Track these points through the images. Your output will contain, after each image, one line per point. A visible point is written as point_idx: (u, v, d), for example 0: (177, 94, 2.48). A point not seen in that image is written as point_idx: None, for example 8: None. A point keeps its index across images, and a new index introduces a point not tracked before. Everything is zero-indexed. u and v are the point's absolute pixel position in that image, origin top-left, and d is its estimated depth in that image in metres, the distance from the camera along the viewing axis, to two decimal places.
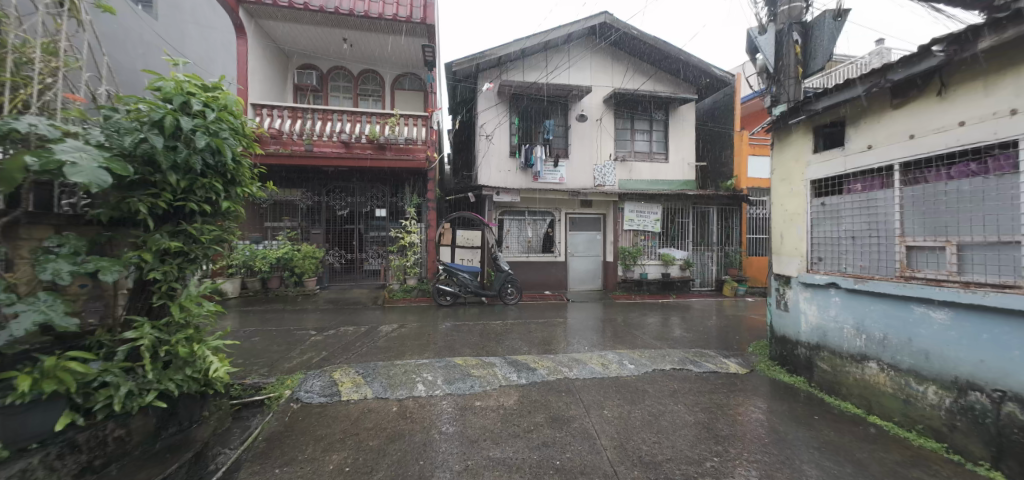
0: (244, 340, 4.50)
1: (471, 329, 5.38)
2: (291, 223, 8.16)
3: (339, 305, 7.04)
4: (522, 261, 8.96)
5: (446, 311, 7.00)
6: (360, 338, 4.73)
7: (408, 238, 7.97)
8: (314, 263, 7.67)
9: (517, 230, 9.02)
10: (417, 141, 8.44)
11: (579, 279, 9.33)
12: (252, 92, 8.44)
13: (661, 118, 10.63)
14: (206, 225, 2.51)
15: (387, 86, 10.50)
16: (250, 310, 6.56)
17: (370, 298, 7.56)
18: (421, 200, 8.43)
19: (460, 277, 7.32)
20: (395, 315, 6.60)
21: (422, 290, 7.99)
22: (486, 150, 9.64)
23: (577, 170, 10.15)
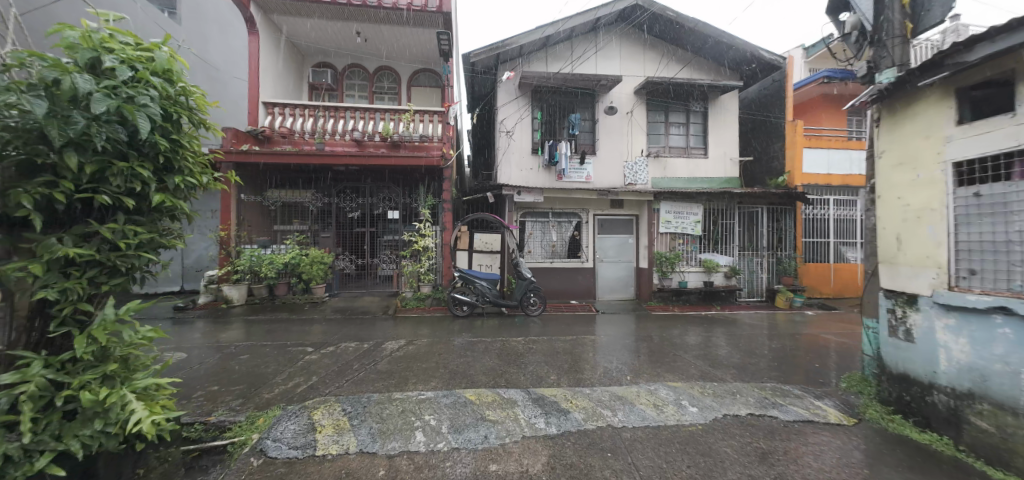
0: (229, 360, 3.94)
1: (487, 348, 4.63)
2: (301, 227, 7.77)
3: (347, 315, 6.48)
4: (546, 267, 8.16)
5: (462, 323, 6.29)
6: (358, 358, 4.07)
7: (422, 243, 7.25)
8: (322, 270, 7.01)
9: (540, 234, 8.23)
10: (433, 138, 8.09)
11: (609, 287, 8.41)
12: (264, 91, 8.10)
13: (700, 109, 9.59)
14: (134, 225, 1.88)
15: (403, 82, 10.00)
16: (254, 320, 6.08)
17: (380, 307, 6.96)
18: (436, 201, 7.75)
19: (477, 286, 6.64)
20: (405, 326, 5.96)
21: (436, 298, 7.33)
22: (507, 147, 8.94)
23: (606, 167, 9.23)
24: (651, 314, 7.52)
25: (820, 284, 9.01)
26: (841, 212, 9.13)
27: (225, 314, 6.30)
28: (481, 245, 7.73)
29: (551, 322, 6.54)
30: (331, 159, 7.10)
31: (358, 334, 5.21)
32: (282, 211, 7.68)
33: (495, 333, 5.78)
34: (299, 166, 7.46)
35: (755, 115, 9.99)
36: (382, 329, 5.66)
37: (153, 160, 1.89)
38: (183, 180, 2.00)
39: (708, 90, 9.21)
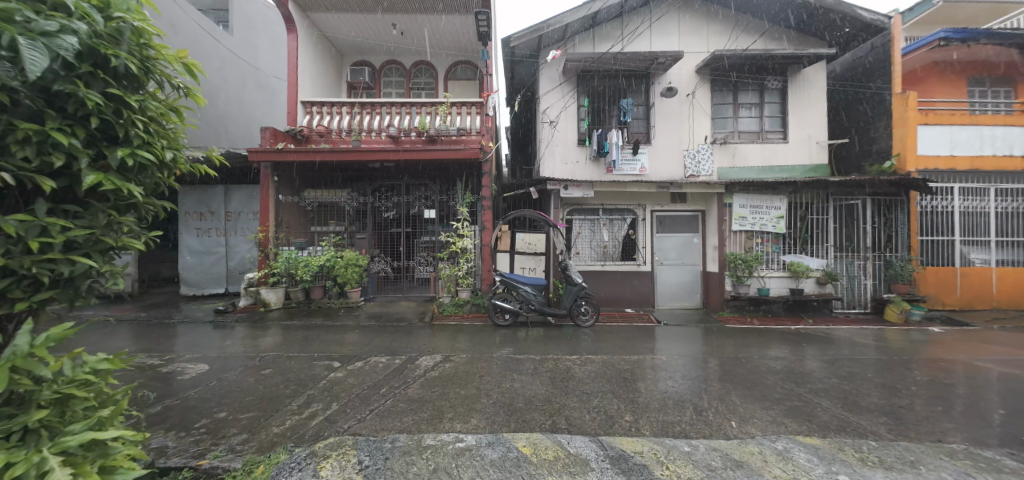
0: (249, 376, 3.50)
1: (535, 367, 3.85)
2: (337, 228, 7.47)
3: (383, 321, 6.02)
4: (596, 271, 7.24)
5: (504, 335, 5.60)
6: (386, 377, 3.48)
7: (460, 245, 6.61)
8: (357, 272, 6.65)
9: (590, 233, 7.33)
10: (471, 131, 7.50)
11: (669, 294, 7.32)
12: (303, 91, 7.96)
13: (777, 86, 8.19)
14: (61, 219, 1.32)
15: (440, 76, 9.56)
16: (289, 326, 5.79)
17: (416, 313, 6.43)
18: (475, 199, 7.10)
19: (520, 292, 5.91)
20: (442, 336, 5.36)
21: (476, 305, 6.72)
22: (551, 138, 8.08)
23: (663, 157, 8.09)
24: (725, 327, 6.34)
25: (943, 292, 7.28)
26: (968, 203, 7.35)
27: (262, 318, 6.09)
28: (524, 247, 7.00)
29: (606, 335, 5.65)
30: (365, 155, 6.66)
31: (390, 345, 4.67)
32: (318, 212, 7.39)
33: (542, 347, 5.00)
34: (333, 164, 7.09)
35: (847, 89, 8.35)
36: (416, 339, 5.09)
37: (88, 124, 1.34)
38: (137, 155, 1.43)
39: (789, 62, 7.81)
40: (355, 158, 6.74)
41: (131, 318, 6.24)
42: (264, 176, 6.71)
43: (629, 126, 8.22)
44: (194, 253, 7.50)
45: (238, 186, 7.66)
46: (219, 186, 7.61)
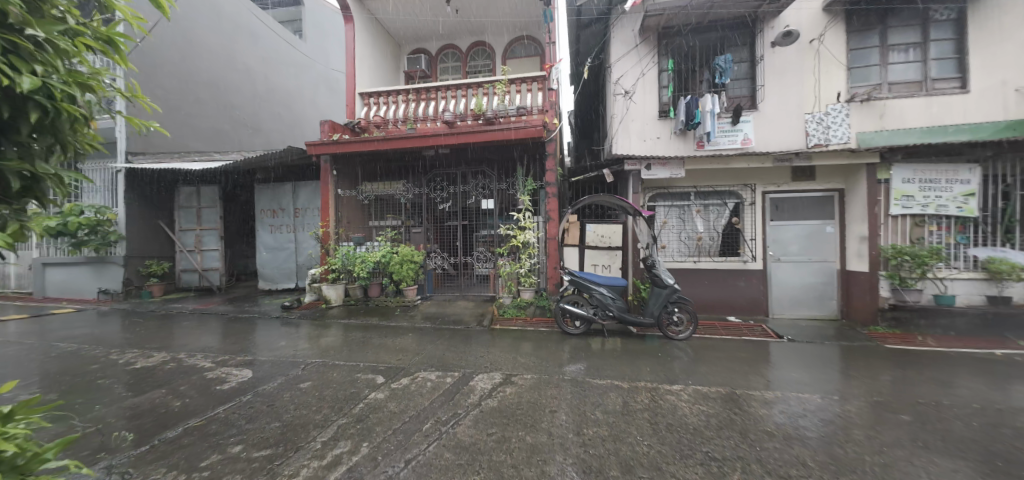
0: (287, 389, 3.06)
1: (624, 401, 2.85)
2: (394, 222, 7.02)
3: (438, 324, 5.45)
4: (687, 269, 5.90)
5: (575, 346, 4.65)
6: (433, 406, 2.77)
7: (522, 238, 5.79)
8: (413, 270, 6.18)
9: (679, 223, 5.99)
10: (532, 110, 6.61)
11: (789, 299, 5.72)
12: (361, 83, 7.77)
13: (953, 14, 5.91)
14: None
15: (498, 56, 8.79)
16: (345, 325, 5.52)
17: (474, 315, 5.77)
18: (537, 186, 6.19)
19: (593, 294, 4.92)
20: (502, 345, 4.59)
21: (540, 307, 5.85)
22: (625, 112, 6.73)
23: (775, 124, 6.32)
24: (881, 347, 4.62)
25: None
26: None
27: (322, 316, 5.92)
28: (596, 240, 5.95)
29: (709, 352, 4.38)
30: (418, 142, 6.14)
31: (442, 355, 4.03)
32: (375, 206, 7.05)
33: (624, 364, 3.96)
34: (387, 155, 6.70)
35: None
36: (472, 348, 4.39)
37: None
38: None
39: None
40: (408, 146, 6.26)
41: (212, 311, 6.56)
42: (325, 170, 6.60)
43: (727, 88, 6.61)
44: (269, 249, 7.75)
45: (304, 182, 7.70)
46: (287, 184, 7.72)
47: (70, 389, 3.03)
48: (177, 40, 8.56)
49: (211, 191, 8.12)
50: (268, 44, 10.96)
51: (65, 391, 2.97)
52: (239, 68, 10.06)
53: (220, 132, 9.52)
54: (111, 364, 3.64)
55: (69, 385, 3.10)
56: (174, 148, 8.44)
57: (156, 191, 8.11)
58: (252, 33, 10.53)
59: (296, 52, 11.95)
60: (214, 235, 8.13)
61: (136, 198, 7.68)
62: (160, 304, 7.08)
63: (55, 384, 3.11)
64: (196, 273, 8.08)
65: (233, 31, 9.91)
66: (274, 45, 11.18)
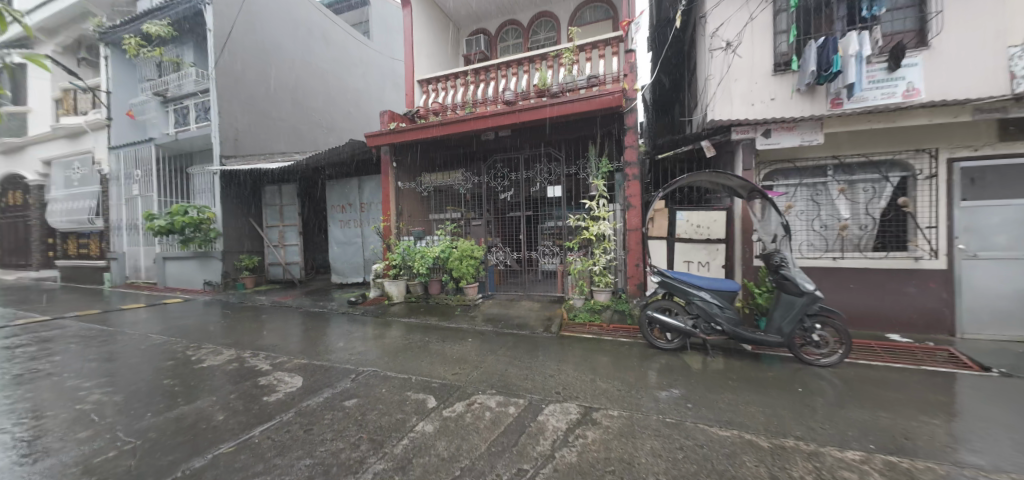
0: (329, 408, 2.67)
1: (772, 475, 1.88)
2: (454, 214, 6.57)
3: (500, 327, 4.85)
4: (823, 268, 4.50)
5: (668, 364, 3.67)
6: (491, 453, 2.11)
7: (596, 230, 4.91)
8: (473, 266, 5.66)
9: (808, 207, 4.62)
10: (605, 78, 5.59)
11: (991, 312, 4.05)
12: (420, 69, 7.44)
13: None
14: None
15: (564, 27, 7.82)
16: (405, 324, 5.22)
17: (541, 318, 5.07)
18: (614, 167, 5.18)
19: (692, 302, 3.85)
20: (574, 359, 3.81)
21: (619, 312, 4.92)
22: (726, 70, 4.97)
23: (957, 65, 3.96)
24: None
25: None
26: None
27: (384, 313, 5.73)
28: (689, 231, 4.78)
29: (876, 386, 3.08)
30: (476, 125, 5.53)
31: (505, 371, 3.39)
32: (435, 198, 6.66)
33: (745, 396, 2.92)
34: (445, 142, 6.19)
35: None
36: (539, 361, 3.69)
37: None
38: None
39: None
40: (466, 130, 5.67)
41: (290, 303, 6.85)
42: (385, 161, 6.36)
43: (879, 22, 4.46)
44: (339, 244, 7.90)
45: (369, 176, 7.64)
46: (353, 179, 7.74)
47: (137, 391, 3.01)
48: (259, 48, 9.12)
49: (291, 189, 8.58)
50: (336, 47, 11.35)
51: (131, 394, 2.95)
52: (313, 70, 10.53)
53: (299, 132, 10.05)
54: (184, 362, 3.68)
55: (139, 386, 3.11)
56: (261, 150, 9.07)
57: (247, 191, 8.83)
58: (322, 36, 10.94)
59: (362, 53, 12.27)
60: (294, 230, 8.62)
61: (230, 198, 8.40)
62: (250, 295, 7.67)
63: (128, 384, 3.14)
64: (281, 267, 8.66)
65: (305, 34, 10.33)
66: (342, 48, 11.56)
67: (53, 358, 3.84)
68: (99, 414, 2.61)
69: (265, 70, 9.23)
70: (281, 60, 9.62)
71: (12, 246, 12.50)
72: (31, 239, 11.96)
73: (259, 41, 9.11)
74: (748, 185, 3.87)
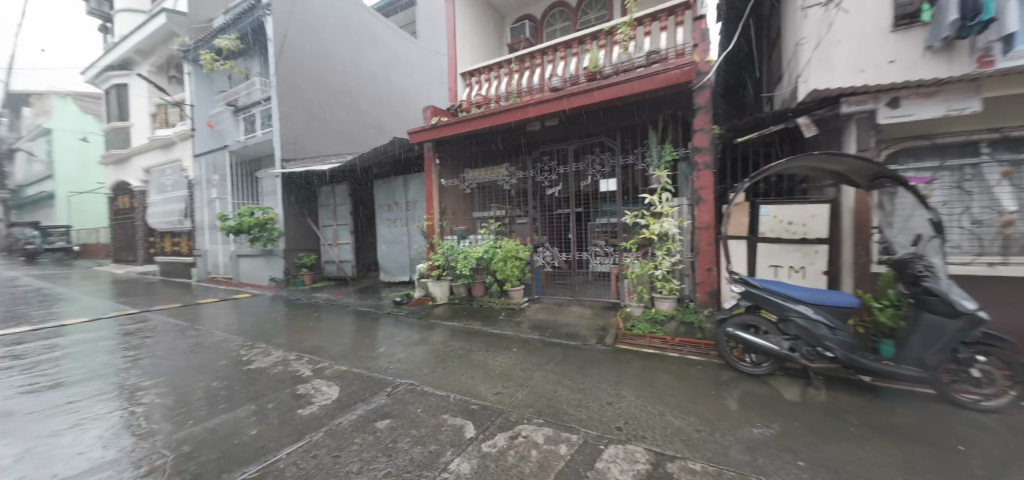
0: (360, 430, 2.43)
1: None
2: (499, 212, 6.19)
3: (547, 336, 4.39)
4: (972, 278, 3.47)
5: (757, 393, 2.97)
6: None
7: (659, 229, 4.27)
8: (518, 268, 5.26)
9: (949, 199, 3.61)
10: (670, 53, 4.84)
11: None
12: (463, 62, 7.17)
13: None
14: None
15: (618, 2, 7.06)
16: (448, 327, 4.98)
17: (594, 327, 4.54)
18: (680, 155, 4.46)
19: (790, 319, 3.09)
20: (635, 379, 3.26)
21: (688, 324, 4.23)
22: (825, 31, 3.97)
23: None
24: None
25: None
26: None
27: (427, 315, 5.56)
28: (778, 230, 3.98)
29: None
30: (519, 115, 5.10)
31: (554, 393, 2.95)
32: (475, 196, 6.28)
33: (879, 451, 2.18)
34: (487, 136, 5.86)
35: None
36: (594, 381, 3.19)
37: None
38: None
39: None
40: (508, 122, 5.28)
41: (341, 301, 6.99)
42: (428, 159, 6.24)
43: None
44: (387, 243, 7.94)
45: (414, 175, 7.55)
46: (399, 178, 7.72)
47: (187, 394, 3.04)
48: (315, 54, 9.48)
49: (342, 190, 8.83)
50: (385, 48, 11.54)
51: (181, 397, 2.98)
52: (363, 72, 10.78)
53: (350, 134, 10.36)
54: (235, 363, 3.73)
55: (190, 388, 3.15)
56: (317, 153, 9.44)
57: (304, 192, 9.26)
58: (372, 38, 11.16)
59: (409, 53, 12.37)
60: (346, 229, 8.87)
61: (290, 199, 8.86)
62: (307, 291, 8.02)
63: (181, 386, 3.20)
64: (335, 264, 9.00)
65: (355, 38, 10.61)
66: (391, 49, 11.73)
67: (130, 353, 4.12)
68: (149, 420, 2.62)
69: (320, 75, 9.59)
70: (335, 65, 9.95)
71: (126, 245, 14.57)
72: (140, 238, 13.82)
73: (314, 47, 9.47)
74: (871, 166, 3.01)
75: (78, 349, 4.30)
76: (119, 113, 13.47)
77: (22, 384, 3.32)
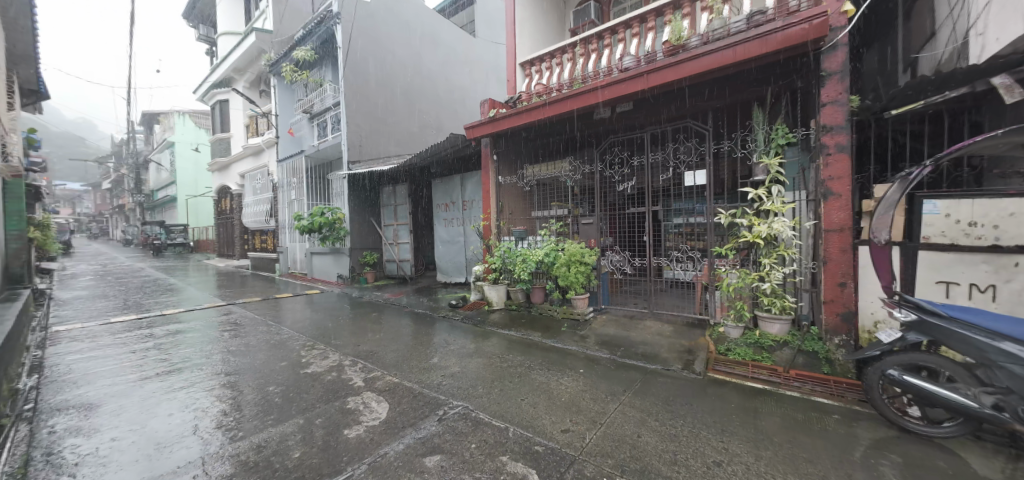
0: (406, 467, 2.05)
1: None
2: (560, 211, 5.61)
3: (620, 356, 3.73)
4: None
5: (947, 468, 2.06)
6: None
7: (767, 231, 3.42)
8: (583, 274, 4.63)
9: None
10: (779, 12, 3.89)
11: None
12: (522, 51, 6.72)
13: None
14: None
15: None
16: (504, 338, 4.54)
17: (679, 348, 3.78)
18: (797, 136, 3.51)
19: (1000, 366, 2.11)
20: (747, 426, 2.50)
21: (809, 353, 3.30)
22: None
23: None
24: None
25: None
26: None
27: (483, 321, 5.20)
28: (952, 235, 2.95)
29: None
30: (584, 101, 4.49)
31: (637, 437, 2.34)
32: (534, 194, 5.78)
33: None
34: (549, 128, 5.34)
35: None
36: (689, 424, 2.51)
37: None
38: None
39: None
40: (572, 111, 4.71)
41: (399, 300, 6.96)
42: (485, 155, 5.92)
43: None
44: (444, 243, 7.78)
45: (470, 173, 7.27)
46: (456, 176, 7.48)
47: (243, 399, 2.96)
48: (379, 58, 9.74)
49: (403, 190, 8.91)
50: (444, 48, 11.56)
51: (237, 403, 2.90)
52: (423, 74, 10.90)
53: (411, 135, 10.50)
54: (294, 365, 3.68)
55: (247, 393, 3.09)
56: (380, 154, 9.67)
57: (368, 193, 9.53)
58: (433, 39, 11.24)
59: (467, 52, 12.31)
60: (406, 229, 8.94)
61: (355, 199, 9.17)
62: (368, 289, 8.20)
63: (240, 389, 3.16)
64: (395, 263, 9.14)
65: (417, 41, 10.75)
66: (450, 48, 11.73)
67: (207, 347, 4.33)
68: (202, 428, 2.53)
69: (384, 78, 9.84)
70: (397, 67, 10.15)
71: (227, 241, 16.63)
72: (237, 235, 15.66)
73: (379, 51, 9.74)
74: None
75: (169, 341, 4.65)
76: (222, 125, 15.39)
77: (115, 375, 3.56)
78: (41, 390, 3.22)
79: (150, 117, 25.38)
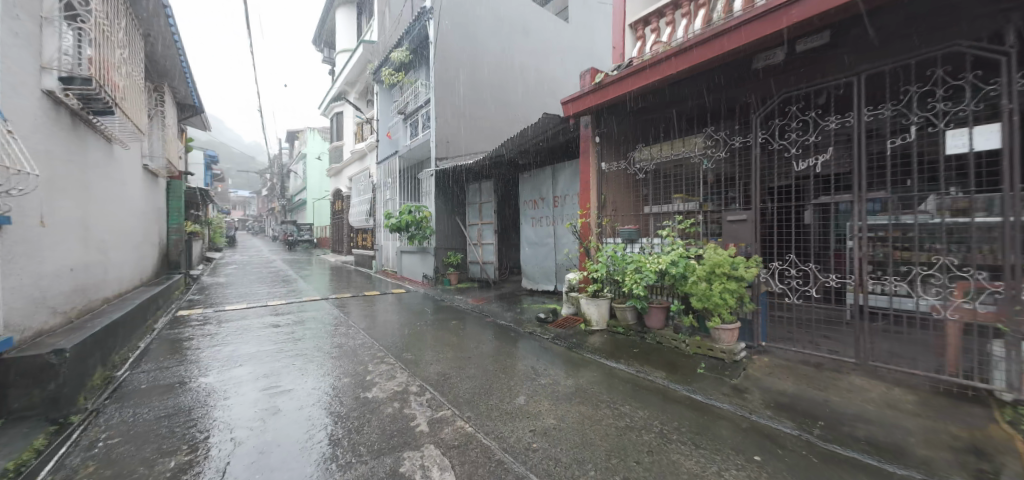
0: None
1: None
2: (689, 205, 4.11)
3: (826, 441, 2.18)
4: None
5: None
6: None
7: None
8: (734, 294, 3.10)
9: None
10: None
11: None
12: (633, 8, 5.40)
13: None
14: None
15: None
16: (612, 375, 3.29)
17: (958, 442, 2.06)
18: None
19: None
20: None
21: None
22: None
23: None
24: None
25: None
26: None
27: (581, 345, 4.04)
28: None
29: None
30: (740, 39, 3.00)
31: None
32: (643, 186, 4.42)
33: None
34: (673, 95, 3.93)
35: None
36: None
37: None
38: None
39: None
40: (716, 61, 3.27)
41: (482, 307, 6.20)
42: (584, 138, 4.82)
43: None
44: (531, 245, 6.80)
45: (563, 163, 6.17)
46: (547, 168, 6.44)
47: (281, 430, 2.34)
48: (469, 50, 9.38)
49: (489, 186, 8.27)
50: (536, 36, 10.76)
51: (272, 435, 2.28)
52: (513, 65, 10.24)
53: (499, 129, 9.89)
54: (355, 383, 3.03)
55: (289, 419, 2.48)
56: (466, 151, 9.23)
57: (455, 191, 9.14)
58: (524, 27, 10.52)
59: (559, 39, 11.33)
60: (491, 228, 8.25)
61: (442, 197, 8.84)
62: (451, 292, 7.72)
63: (285, 411, 2.58)
64: (479, 265, 8.54)
65: (507, 30, 10.14)
66: (541, 36, 10.90)
67: (283, 347, 4.05)
68: (219, 470, 1.92)
69: (473, 70, 9.44)
70: (486, 59, 9.68)
71: (338, 238, 18.52)
72: (346, 234, 17.24)
73: (469, 43, 9.38)
74: None
75: (258, 336, 4.56)
76: (338, 135, 17.16)
77: (192, 373, 3.37)
78: (127, 382, 3.14)
79: (292, 135, 30.49)
